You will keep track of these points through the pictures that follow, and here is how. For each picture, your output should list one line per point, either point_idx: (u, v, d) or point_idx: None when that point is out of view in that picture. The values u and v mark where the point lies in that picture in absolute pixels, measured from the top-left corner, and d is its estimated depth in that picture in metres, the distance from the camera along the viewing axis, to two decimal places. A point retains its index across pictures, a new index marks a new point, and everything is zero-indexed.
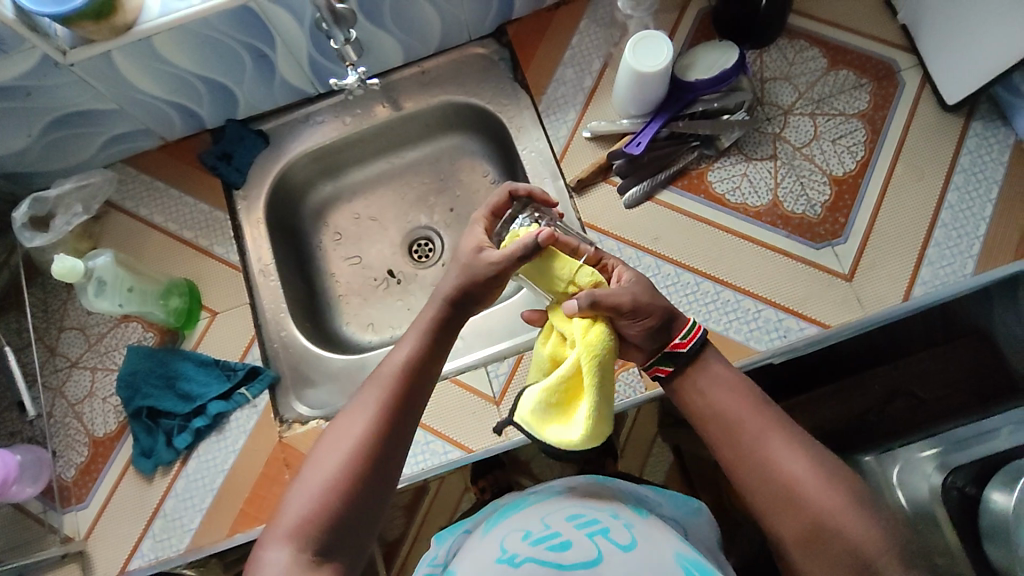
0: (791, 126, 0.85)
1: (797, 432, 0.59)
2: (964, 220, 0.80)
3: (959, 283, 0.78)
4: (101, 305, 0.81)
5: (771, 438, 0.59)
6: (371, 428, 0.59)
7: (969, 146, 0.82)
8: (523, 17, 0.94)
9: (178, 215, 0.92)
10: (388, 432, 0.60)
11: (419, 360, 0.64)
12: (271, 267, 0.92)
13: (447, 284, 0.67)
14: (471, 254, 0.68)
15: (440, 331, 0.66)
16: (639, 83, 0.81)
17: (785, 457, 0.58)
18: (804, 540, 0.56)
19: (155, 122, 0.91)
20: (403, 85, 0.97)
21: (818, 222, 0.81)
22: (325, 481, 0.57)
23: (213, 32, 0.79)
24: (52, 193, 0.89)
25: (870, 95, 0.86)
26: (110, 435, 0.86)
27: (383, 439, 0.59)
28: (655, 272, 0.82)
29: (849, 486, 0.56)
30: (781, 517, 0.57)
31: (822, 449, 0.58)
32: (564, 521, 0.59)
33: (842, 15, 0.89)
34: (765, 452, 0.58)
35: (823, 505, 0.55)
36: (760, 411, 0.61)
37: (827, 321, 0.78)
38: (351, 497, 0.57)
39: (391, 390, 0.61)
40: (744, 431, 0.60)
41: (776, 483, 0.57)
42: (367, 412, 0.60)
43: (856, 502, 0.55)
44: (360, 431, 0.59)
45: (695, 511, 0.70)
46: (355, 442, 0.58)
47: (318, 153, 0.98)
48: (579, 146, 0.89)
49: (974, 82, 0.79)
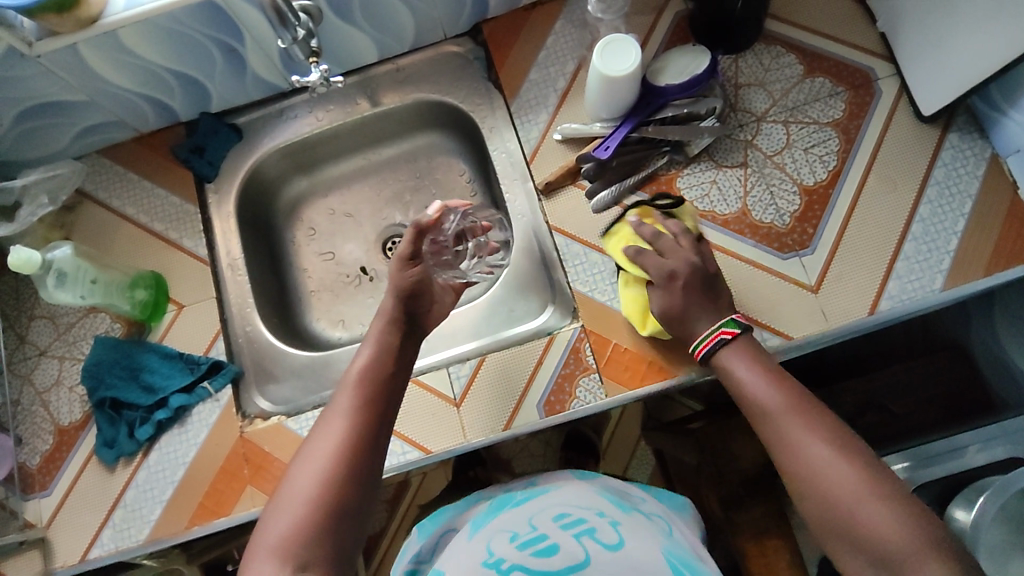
0: (763, 134, 0.84)
1: (822, 417, 0.58)
2: (936, 233, 0.78)
3: (927, 298, 0.76)
4: (62, 296, 0.82)
5: (794, 423, 0.58)
6: (348, 433, 0.59)
7: (943, 158, 0.81)
8: (499, 16, 0.93)
9: (149, 207, 0.92)
10: (365, 435, 0.59)
11: (386, 362, 0.65)
12: (240, 261, 0.92)
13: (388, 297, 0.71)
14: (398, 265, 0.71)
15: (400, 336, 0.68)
16: (607, 87, 0.80)
17: (805, 442, 0.57)
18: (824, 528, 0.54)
19: (128, 114, 0.91)
20: (378, 82, 0.97)
21: (786, 232, 0.80)
22: (307, 493, 0.55)
23: (179, 26, 0.78)
24: (17, 183, 0.89)
25: (845, 103, 0.84)
26: (75, 424, 0.87)
27: (364, 438, 0.59)
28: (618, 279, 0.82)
29: (876, 473, 0.53)
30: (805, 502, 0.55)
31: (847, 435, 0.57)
32: (549, 522, 0.56)
33: (821, 21, 0.87)
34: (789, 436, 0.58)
35: (847, 488, 0.53)
36: (786, 393, 0.60)
37: (791, 332, 0.77)
38: (339, 497, 0.55)
39: (363, 392, 0.62)
40: (771, 416, 0.59)
41: (795, 467, 0.56)
42: (344, 416, 0.60)
43: (876, 487, 0.53)
44: (337, 437, 0.58)
45: (683, 504, 0.67)
46: (337, 444, 0.58)
47: (292, 149, 0.98)
48: (550, 148, 0.88)
49: (949, 93, 0.78)
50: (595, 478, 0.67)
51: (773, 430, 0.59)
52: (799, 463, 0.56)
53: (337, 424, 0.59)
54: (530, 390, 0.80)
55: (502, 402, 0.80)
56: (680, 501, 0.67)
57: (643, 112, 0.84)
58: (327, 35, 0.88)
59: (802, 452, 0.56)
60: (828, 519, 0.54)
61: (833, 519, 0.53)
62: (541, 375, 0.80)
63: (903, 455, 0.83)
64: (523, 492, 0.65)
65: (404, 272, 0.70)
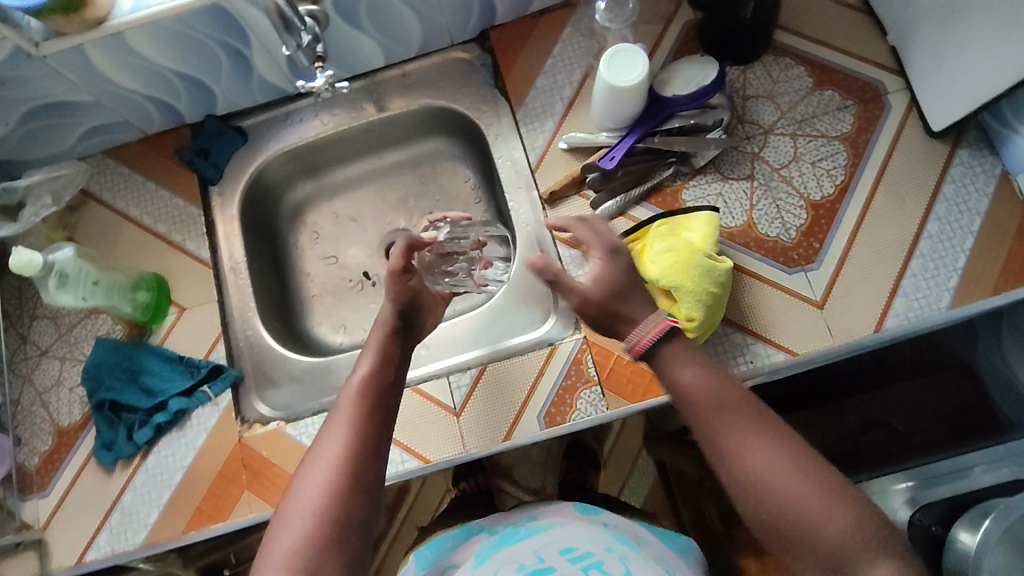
0: (771, 146, 0.83)
1: (769, 417, 0.53)
2: (944, 250, 0.77)
3: (934, 316, 0.75)
4: (63, 298, 0.81)
5: (740, 422, 0.52)
6: (351, 444, 0.57)
7: (953, 174, 0.80)
8: (506, 23, 0.93)
9: (153, 208, 0.92)
10: (369, 445, 0.58)
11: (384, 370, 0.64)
12: (242, 265, 0.92)
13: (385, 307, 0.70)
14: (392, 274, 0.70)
15: (397, 344, 0.67)
16: (614, 97, 0.80)
17: (753, 447, 0.51)
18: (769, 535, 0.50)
19: (133, 115, 0.91)
20: (384, 87, 0.96)
21: (792, 247, 0.79)
22: (313, 507, 0.54)
23: (186, 29, 0.78)
24: (21, 183, 0.89)
25: (854, 117, 0.83)
26: (74, 426, 0.86)
27: (366, 449, 0.58)
28: None
29: (827, 479, 0.49)
30: (752, 512, 0.51)
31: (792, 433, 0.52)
32: (556, 556, 0.56)
33: (830, 34, 0.87)
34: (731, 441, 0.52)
35: (799, 495, 0.49)
36: (733, 388, 0.55)
37: (795, 348, 0.76)
38: (348, 506, 0.55)
39: (363, 400, 0.61)
40: (717, 412, 0.53)
41: (740, 475, 0.51)
42: (345, 428, 0.59)
43: (828, 493, 0.48)
44: (340, 449, 0.57)
45: (685, 549, 0.62)
46: (341, 452, 0.57)
47: (297, 152, 0.98)
48: (555, 156, 0.88)
49: (959, 109, 0.77)
50: (597, 513, 0.64)
51: (713, 432, 0.53)
52: (745, 469, 0.51)
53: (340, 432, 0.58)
54: (531, 402, 0.80)
55: (503, 414, 0.80)
56: (683, 543, 0.63)
57: (650, 122, 0.84)
58: (333, 39, 0.87)
59: (749, 459, 0.50)
60: (779, 527, 0.49)
61: (785, 532, 0.49)
62: (542, 387, 0.81)
63: (907, 475, 0.85)
64: (528, 526, 0.63)
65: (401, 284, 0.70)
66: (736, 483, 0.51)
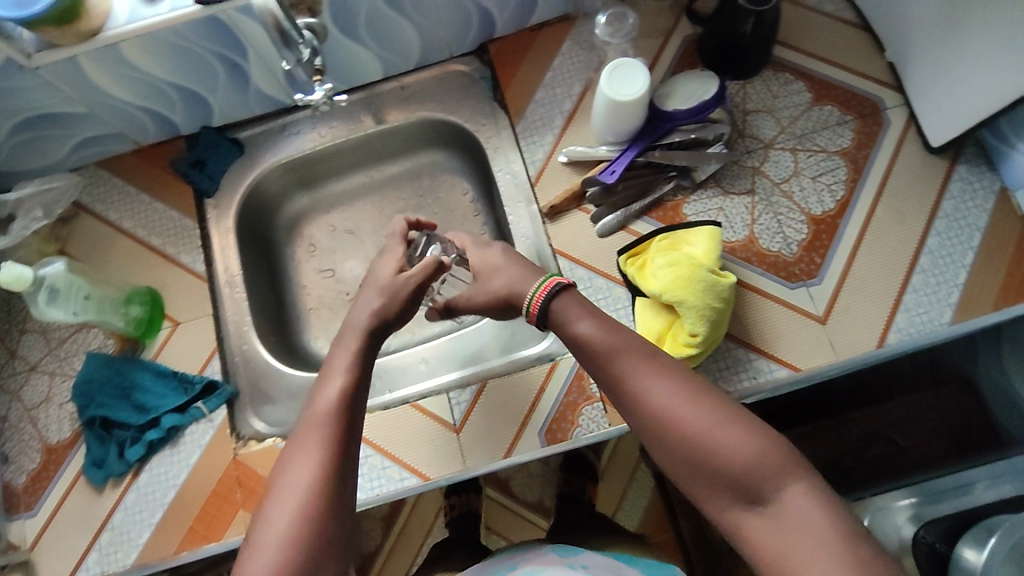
0: (771, 161, 0.83)
1: (660, 356, 0.58)
2: (946, 265, 0.77)
3: (936, 332, 0.75)
4: (52, 314, 0.78)
5: (638, 361, 0.58)
6: (319, 474, 0.54)
7: (953, 190, 0.80)
8: (505, 36, 0.92)
9: (146, 221, 0.91)
10: (338, 473, 0.55)
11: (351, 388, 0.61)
12: (237, 278, 0.90)
13: (361, 316, 0.68)
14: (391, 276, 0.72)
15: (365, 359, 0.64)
16: (615, 111, 0.79)
17: (650, 382, 0.56)
18: (678, 464, 0.53)
19: (127, 127, 0.90)
20: (382, 100, 0.96)
21: (793, 262, 0.79)
22: (280, 545, 0.51)
23: (182, 41, 0.77)
24: (12, 196, 0.88)
25: (854, 132, 0.83)
26: (63, 443, 0.84)
27: (336, 478, 0.55)
28: (625, 305, 0.80)
29: (718, 400, 0.54)
30: (661, 446, 0.54)
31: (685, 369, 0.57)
32: None
33: (829, 49, 0.87)
34: (637, 384, 0.56)
35: (701, 425, 0.53)
36: (628, 335, 0.60)
37: (798, 363, 0.76)
38: (318, 540, 0.52)
39: (331, 424, 0.58)
40: (616, 356, 0.58)
41: (644, 410, 0.55)
42: (312, 455, 0.55)
43: (724, 415, 0.53)
44: (308, 480, 0.54)
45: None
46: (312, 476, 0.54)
47: (294, 164, 0.97)
48: (554, 170, 0.87)
49: (958, 126, 0.77)
50: (576, 556, 0.62)
51: (619, 382, 0.58)
52: (649, 410, 0.55)
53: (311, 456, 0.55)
54: (532, 418, 0.79)
55: (504, 429, 0.79)
56: (674, 574, 0.60)
57: (655, 136, 0.83)
58: (330, 52, 0.87)
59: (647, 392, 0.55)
60: (684, 455, 0.53)
61: (689, 455, 0.52)
62: (543, 401, 0.80)
63: (910, 491, 0.82)
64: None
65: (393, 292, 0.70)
66: (644, 420, 0.56)
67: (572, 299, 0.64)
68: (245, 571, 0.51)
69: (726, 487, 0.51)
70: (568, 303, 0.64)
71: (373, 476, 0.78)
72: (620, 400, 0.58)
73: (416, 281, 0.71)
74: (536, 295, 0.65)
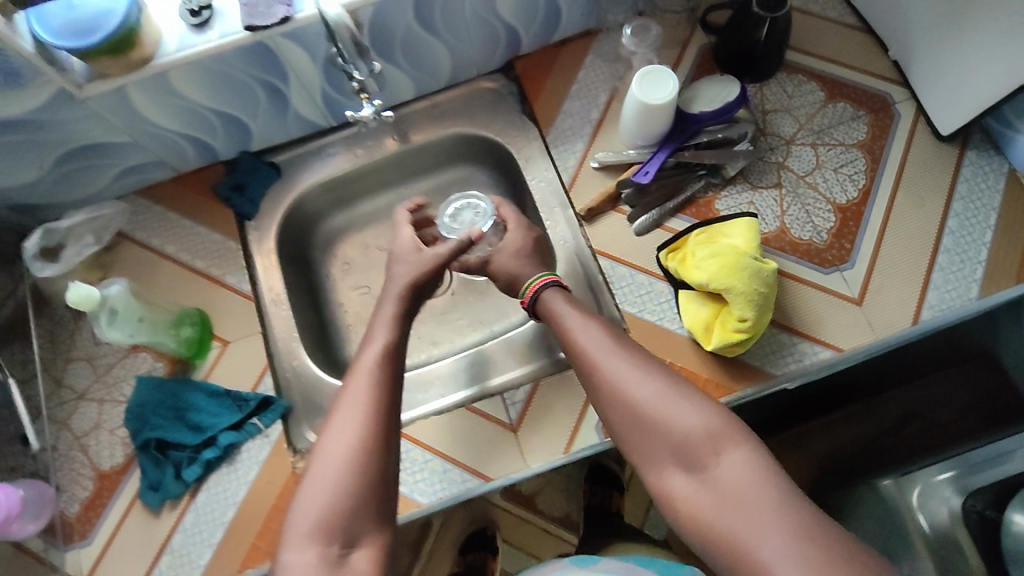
0: (794, 156, 0.88)
1: (625, 342, 0.65)
2: (968, 244, 0.82)
3: (966, 307, 0.79)
4: (113, 334, 0.81)
5: (600, 347, 0.64)
6: (372, 411, 0.62)
7: (965, 174, 0.85)
8: (530, 53, 0.97)
9: (190, 245, 0.93)
10: (388, 412, 0.63)
11: (392, 350, 0.68)
12: (282, 296, 0.92)
13: (400, 279, 0.77)
14: (413, 249, 0.81)
15: (403, 323, 0.73)
16: (646, 114, 0.84)
17: (610, 362, 0.62)
18: (629, 436, 0.60)
19: (168, 155, 0.91)
20: (413, 119, 0.99)
21: (825, 248, 0.83)
22: (342, 465, 0.59)
23: (227, 68, 0.78)
24: (63, 224, 0.90)
25: (868, 126, 0.89)
26: (116, 469, 0.84)
27: (387, 415, 0.63)
28: (668, 299, 0.83)
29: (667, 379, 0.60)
30: (617, 419, 0.61)
31: (649, 358, 0.63)
32: None
33: (837, 51, 0.93)
34: (594, 358, 0.63)
35: (651, 396, 0.59)
36: (598, 323, 0.67)
37: (839, 344, 0.79)
38: (377, 462, 0.60)
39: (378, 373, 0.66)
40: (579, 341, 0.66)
41: (601, 385, 0.62)
42: (365, 395, 0.63)
43: (676, 394, 0.59)
44: (363, 415, 0.62)
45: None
46: (364, 419, 0.61)
47: (329, 184, 1.00)
48: (588, 175, 0.90)
49: (965, 115, 0.83)
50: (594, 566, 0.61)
51: (583, 357, 0.65)
52: (605, 380, 0.62)
53: (361, 403, 0.62)
54: (588, 412, 0.80)
55: (560, 426, 0.80)
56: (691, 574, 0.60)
57: (685, 136, 0.87)
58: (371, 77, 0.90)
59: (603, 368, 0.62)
60: (635, 425, 0.59)
61: (637, 425, 0.59)
62: None
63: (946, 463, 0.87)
64: None
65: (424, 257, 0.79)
66: (602, 394, 0.62)
67: (558, 293, 0.74)
68: (303, 496, 0.59)
69: (669, 453, 0.57)
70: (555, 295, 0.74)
71: (436, 481, 0.80)
72: (584, 378, 0.65)
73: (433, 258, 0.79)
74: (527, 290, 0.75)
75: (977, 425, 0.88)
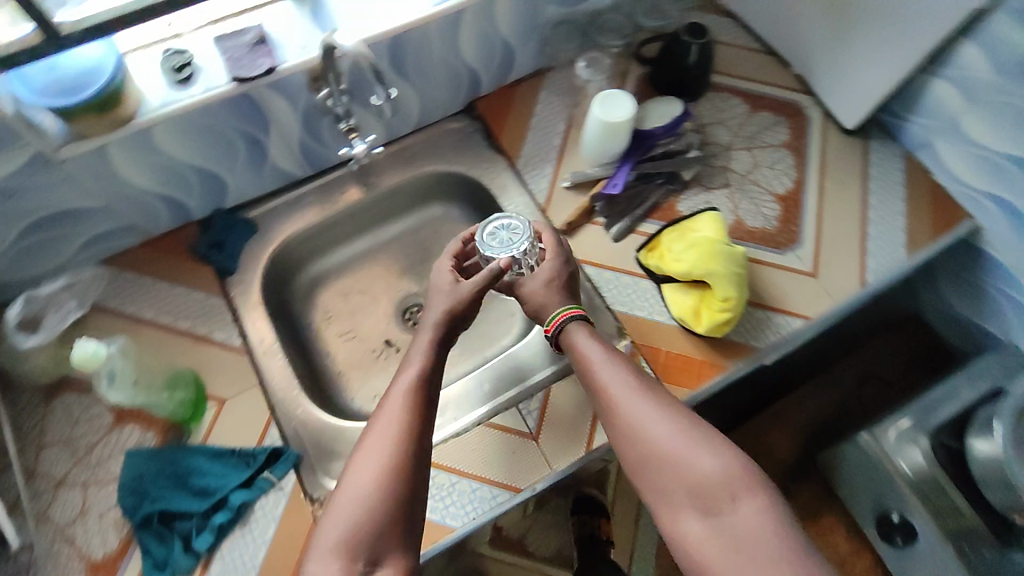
0: (734, 159, 1.00)
1: (647, 384, 0.69)
2: (888, 215, 0.96)
3: (899, 265, 0.92)
4: (114, 396, 0.81)
5: (625, 387, 0.68)
6: (407, 436, 0.61)
7: (872, 160, 1.01)
8: (489, 94, 1.05)
9: (170, 307, 0.90)
10: (421, 437, 0.62)
11: (427, 377, 0.67)
12: (275, 346, 0.90)
13: (440, 304, 0.74)
14: (450, 284, 0.77)
15: (439, 349, 0.71)
16: (609, 132, 0.93)
17: (632, 403, 0.67)
18: (648, 474, 0.64)
19: (141, 217, 0.89)
20: (383, 163, 1.03)
21: (777, 233, 0.94)
22: (371, 489, 0.58)
23: (211, 120, 0.80)
24: (43, 292, 0.86)
25: (788, 129, 1.03)
26: (111, 555, 0.77)
27: (420, 441, 0.62)
28: (654, 294, 0.90)
29: (689, 425, 0.65)
30: (637, 459, 0.65)
31: (672, 403, 0.67)
32: None
33: (750, 71, 1.08)
34: (618, 398, 0.68)
35: (672, 440, 0.64)
36: (621, 362, 0.71)
37: (808, 312, 0.89)
38: (405, 485, 0.59)
39: (414, 399, 0.65)
40: (603, 382, 0.70)
41: (624, 425, 0.66)
42: (397, 421, 0.62)
43: (697, 439, 0.63)
44: (397, 441, 0.61)
45: None
46: (399, 440, 0.61)
47: (307, 234, 1.00)
48: (560, 195, 0.98)
49: (864, 109, 0.98)
50: None
51: (605, 396, 0.69)
52: (629, 421, 0.66)
53: (394, 426, 0.62)
54: None
55: (578, 426, 0.83)
56: None
57: (644, 150, 0.98)
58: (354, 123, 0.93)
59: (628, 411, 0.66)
60: (655, 466, 0.64)
61: (658, 466, 0.63)
62: None
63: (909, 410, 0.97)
64: None
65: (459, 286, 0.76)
66: (624, 433, 0.66)
67: (581, 327, 0.75)
68: (323, 527, 0.58)
69: (686, 495, 0.62)
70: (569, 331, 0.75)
71: (467, 501, 0.79)
72: (604, 417, 0.69)
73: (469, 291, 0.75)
74: (556, 318, 0.75)
75: (898, 376, 1.13)
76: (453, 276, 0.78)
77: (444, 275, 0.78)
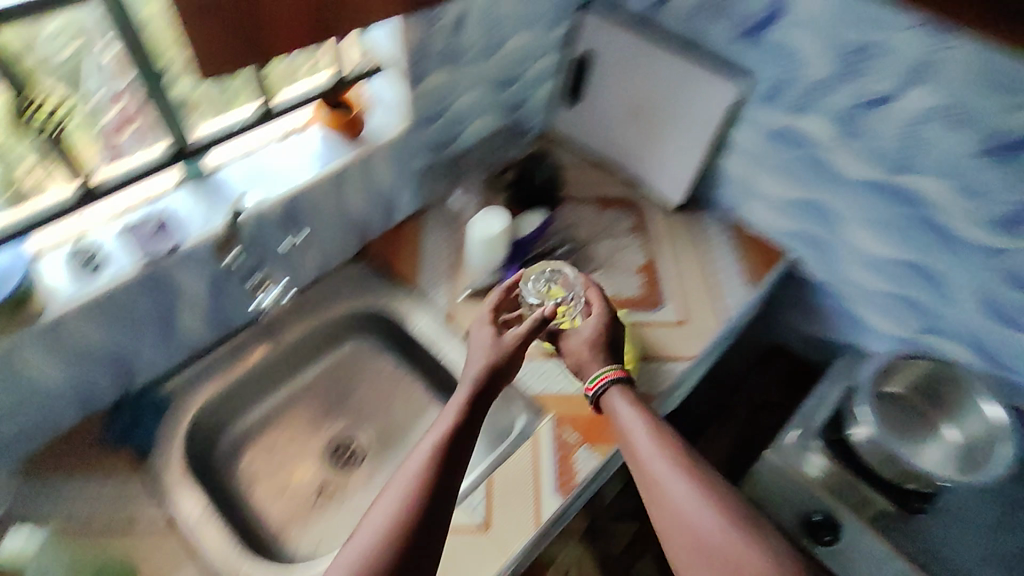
0: (596, 248, 1.19)
1: (693, 469, 0.77)
2: (727, 265, 1.16)
3: (745, 302, 1.11)
4: None
5: (672, 474, 0.76)
6: (424, 480, 0.70)
7: (700, 227, 1.23)
8: (379, 236, 1.18)
9: (88, 501, 0.87)
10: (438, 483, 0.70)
11: (459, 432, 0.75)
12: (208, 513, 0.87)
13: (476, 366, 0.85)
14: (495, 339, 0.88)
15: (473, 408, 0.79)
16: (489, 245, 1.08)
17: (677, 491, 0.75)
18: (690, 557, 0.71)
19: (48, 415, 0.88)
20: (291, 312, 1.09)
21: (644, 298, 1.11)
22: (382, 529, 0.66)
23: (122, 302, 0.85)
24: None
25: (632, 215, 1.24)
26: None
27: (439, 485, 0.70)
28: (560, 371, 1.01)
29: (731, 518, 0.71)
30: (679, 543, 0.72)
31: (717, 492, 0.74)
32: None
33: (591, 176, 1.31)
34: (665, 484, 0.76)
35: (712, 532, 0.70)
36: (669, 448, 0.79)
37: (688, 356, 1.03)
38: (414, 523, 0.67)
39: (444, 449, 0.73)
40: (649, 468, 0.78)
41: (668, 511, 0.74)
42: (421, 469, 0.71)
43: (739, 533, 0.70)
44: (414, 484, 0.69)
45: None
46: (419, 483, 0.69)
47: (224, 397, 1.02)
48: (460, 306, 1.09)
49: (682, 187, 1.21)
50: None
51: (649, 478, 0.78)
52: (671, 506, 0.74)
53: (422, 475, 0.70)
54: (541, 483, 0.89)
55: (523, 507, 0.87)
56: None
57: (523, 253, 1.13)
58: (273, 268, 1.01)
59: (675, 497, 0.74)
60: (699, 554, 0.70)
61: (703, 554, 0.70)
62: (542, 468, 0.91)
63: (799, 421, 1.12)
64: None
65: (499, 343, 0.87)
66: (666, 517, 0.74)
67: (623, 391, 0.87)
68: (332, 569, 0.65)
69: None
70: (619, 390, 0.87)
71: None
72: (650, 498, 0.77)
73: (522, 338, 0.87)
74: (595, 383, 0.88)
75: (783, 396, 1.40)
76: (495, 335, 0.90)
77: (486, 338, 0.89)
